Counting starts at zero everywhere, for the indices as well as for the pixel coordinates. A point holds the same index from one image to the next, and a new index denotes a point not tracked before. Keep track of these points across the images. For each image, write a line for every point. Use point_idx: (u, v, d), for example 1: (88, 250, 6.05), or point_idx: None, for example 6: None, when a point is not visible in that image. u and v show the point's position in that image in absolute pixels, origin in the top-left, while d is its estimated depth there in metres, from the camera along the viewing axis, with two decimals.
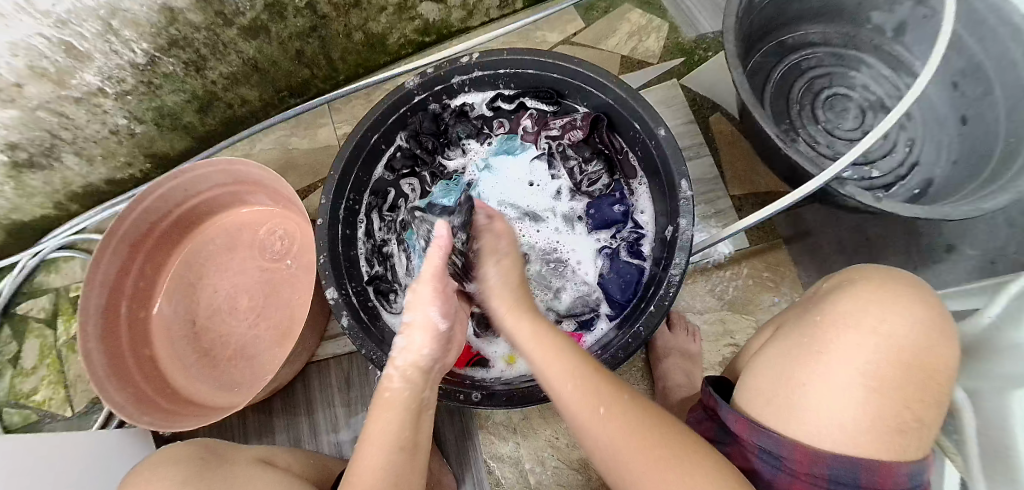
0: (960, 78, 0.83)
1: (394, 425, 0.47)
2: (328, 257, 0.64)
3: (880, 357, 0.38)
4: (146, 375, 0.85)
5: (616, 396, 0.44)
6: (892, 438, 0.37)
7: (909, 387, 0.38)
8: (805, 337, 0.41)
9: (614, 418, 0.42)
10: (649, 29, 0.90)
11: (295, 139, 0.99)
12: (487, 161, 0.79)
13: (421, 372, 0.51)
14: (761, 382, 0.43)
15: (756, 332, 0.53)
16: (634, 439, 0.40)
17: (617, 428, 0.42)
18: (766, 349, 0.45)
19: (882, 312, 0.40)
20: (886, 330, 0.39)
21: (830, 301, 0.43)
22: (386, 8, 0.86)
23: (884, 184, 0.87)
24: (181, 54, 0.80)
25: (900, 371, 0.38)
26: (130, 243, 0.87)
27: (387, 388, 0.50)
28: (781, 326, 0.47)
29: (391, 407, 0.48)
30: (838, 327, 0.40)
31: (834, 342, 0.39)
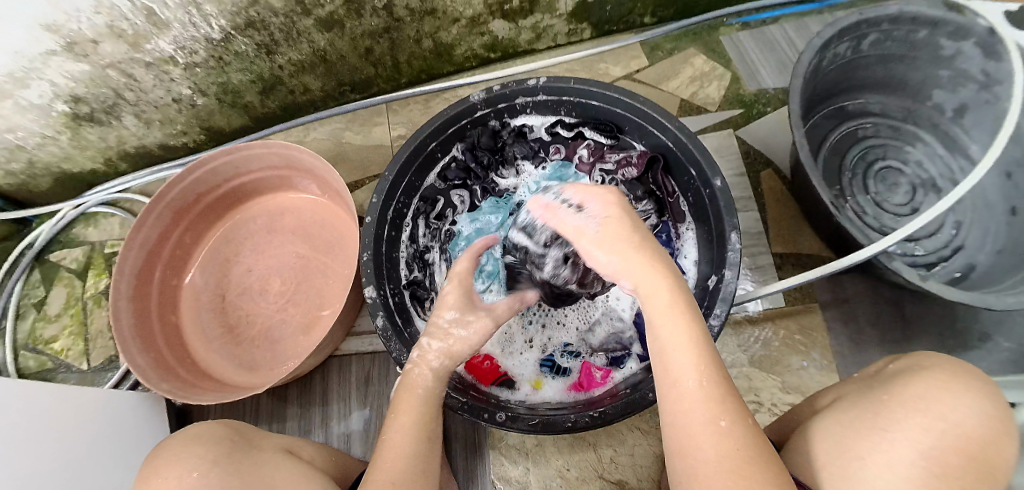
0: (1015, 169, 0.82)
1: (420, 407, 0.52)
2: (371, 256, 0.66)
3: (944, 445, 0.38)
4: (169, 340, 0.87)
5: (739, 417, 0.41)
6: None
7: (975, 480, 0.37)
8: (869, 412, 0.42)
9: (735, 439, 0.39)
10: (711, 76, 0.91)
11: (349, 134, 1.01)
12: (539, 184, 0.79)
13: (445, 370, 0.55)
14: (817, 452, 0.43)
15: (817, 394, 0.53)
16: (741, 460, 0.38)
17: (734, 448, 0.39)
18: (825, 418, 0.46)
19: (955, 401, 0.39)
20: (956, 418, 0.39)
21: (901, 382, 0.43)
22: (459, 21, 0.88)
23: (926, 263, 0.86)
24: (255, 36, 0.83)
25: (968, 463, 0.37)
26: (175, 210, 0.90)
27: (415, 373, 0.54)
28: (842, 399, 0.47)
29: (412, 391, 0.53)
30: (905, 409, 0.40)
31: (898, 422, 0.40)
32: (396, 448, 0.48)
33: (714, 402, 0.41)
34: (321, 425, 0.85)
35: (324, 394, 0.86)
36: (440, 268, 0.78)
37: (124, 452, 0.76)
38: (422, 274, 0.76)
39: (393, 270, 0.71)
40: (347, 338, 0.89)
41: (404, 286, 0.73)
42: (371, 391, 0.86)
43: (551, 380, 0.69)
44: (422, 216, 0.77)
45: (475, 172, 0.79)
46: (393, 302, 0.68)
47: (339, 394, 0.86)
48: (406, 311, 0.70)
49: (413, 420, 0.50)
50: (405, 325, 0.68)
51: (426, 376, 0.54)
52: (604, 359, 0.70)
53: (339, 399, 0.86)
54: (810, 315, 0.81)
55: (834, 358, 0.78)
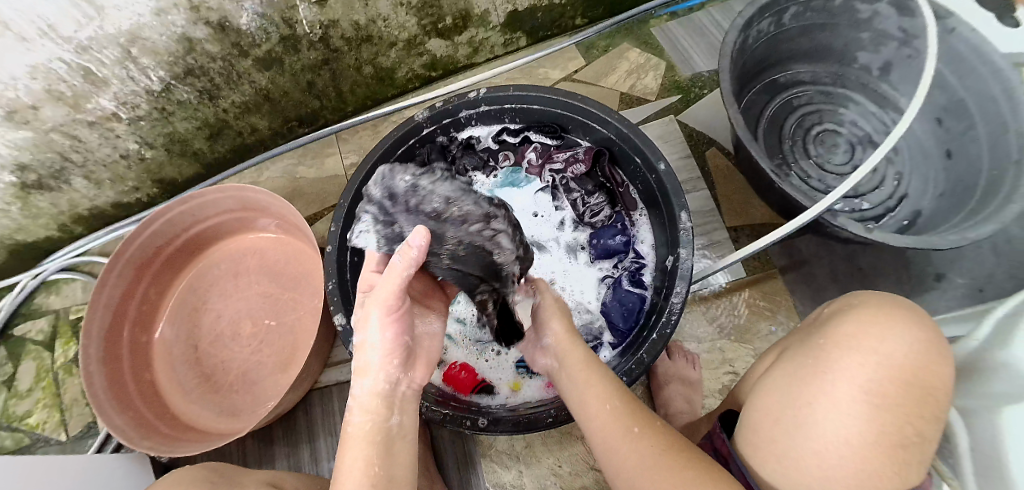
0: (944, 114, 0.87)
1: (374, 458, 0.43)
2: (336, 283, 0.67)
3: (882, 377, 0.40)
4: (145, 397, 0.85)
5: (650, 421, 0.47)
6: (894, 451, 0.39)
7: (911, 403, 0.39)
8: (809, 358, 0.44)
9: (647, 440, 0.45)
10: (647, 67, 0.94)
11: (302, 168, 1.00)
12: (493, 192, 0.81)
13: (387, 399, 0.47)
14: (770, 403, 0.45)
15: (759, 356, 0.56)
16: (662, 457, 0.43)
17: (645, 450, 0.44)
18: (773, 370, 0.47)
19: (883, 332, 0.42)
20: (887, 350, 0.41)
21: (836, 322, 0.45)
22: (395, 44, 0.90)
23: (874, 216, 0.90)
24: (196, 82, 0.83)
25: (903, 389, 0.40)
26: (136, 266, 0.88)
27: (350, 421, 0.46)
28: (784, 351, 0.49)
29: (359, 437, 0.45)
30: (842, 348, 0.42)
31: (837, 363, 0.41)
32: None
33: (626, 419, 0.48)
34: (311, 460, 0.84)
35: (310, 428, 0.85)
36: None
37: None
38: None
39: (360, 295, 0.71)
40: (326, 370, 0.88)
41: None
42: None
43: (529, 379, 0.70)
44: None
45: None
46: None
47: (325, 427, 0.85)
48: None
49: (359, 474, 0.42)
50: None
51: (370, 415, 0.46)
52: None
53: (326, 431, 0.85)
54: (771, 281, 0.83)
55: (801, 318, 0.80)
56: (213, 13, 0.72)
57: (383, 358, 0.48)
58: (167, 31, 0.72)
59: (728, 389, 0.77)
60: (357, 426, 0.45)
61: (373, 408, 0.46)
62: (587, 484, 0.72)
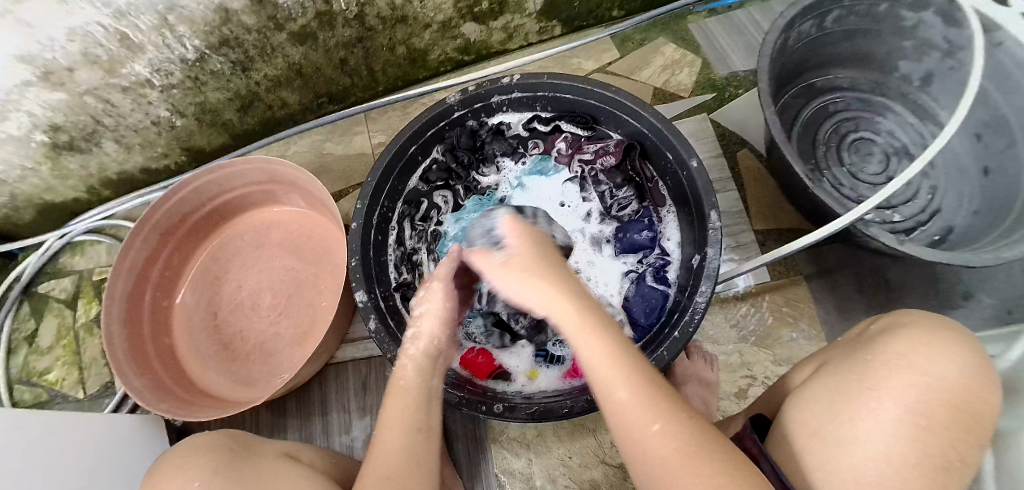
0: (985, 130, 0.85)
1: (411, 409, 0.50)
2: (359, 261, 0.67)
3: (930, 398, 0.40)
4: (162, 360, 0.87)
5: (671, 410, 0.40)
6: (939, 475, 0.38)
7: (957, 427, 0.39)
8: (854, 374, 0.43)
9: (672, 437, 0.39)
10: (682, 63, 0.93)
11: (329, 145, 1.01)
12: (520, 179, 0.81)
13: (429, 364, 0.54)
14: (808, 415, 0.44)
15: (796, 366, 0.55)
16: (689, 461, 0.37)
17: (672, 450, 0.38)
18: (813, 383, 0.47)
19: (935, 354, 0.41)
20: (937, 372, 0.40)
21: (883, 341, 0.45)
22: (430, 26, 0.89)
23: (906, 229, 0.87)
24: (230, 53, 0.83)
25: (950, 412, 0.39)
26: (161, 232, 0.90)
27: (399, 377, 0.52)
28: (826, 366, 0.48)
29: (404, 393, 0.51)
30: (889, 366, 0.42)
31: (885, 380, 0.41)
32: (394, 445, 0.48)
33: (649, 406, 0.40)
34: (322, 434, 0.85)
35: (323, 402, 0.86)
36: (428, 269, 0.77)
37: (125, 470, 0.76)
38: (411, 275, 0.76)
39: (382, 274, 0.71)
40: (342, 346, 0.89)
41: (394, 289, 0.73)
42: (369, 396, 0.86)
43: (546, 369, 0.70)
44: (407, 218, 0.77)
45: (457, 172, 0.79)
46: (385, 305, 0.69)
47: (338, 403, 0.86)
48: (398, 312, 0.71)
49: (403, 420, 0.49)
50: (399, 327, 0.69)
51: (410, 372, 0.53)
52: None
53: (338, 407, 0.86)
54: (795, 288, 0.82)
55: (823, 327, 0.79)
56: None
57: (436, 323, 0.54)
58: (205, 0, 0.72)
59: (744, 393, 0.77)
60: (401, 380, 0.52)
61: (416, 369, 0.53)
62: (595, 476, 0.72)
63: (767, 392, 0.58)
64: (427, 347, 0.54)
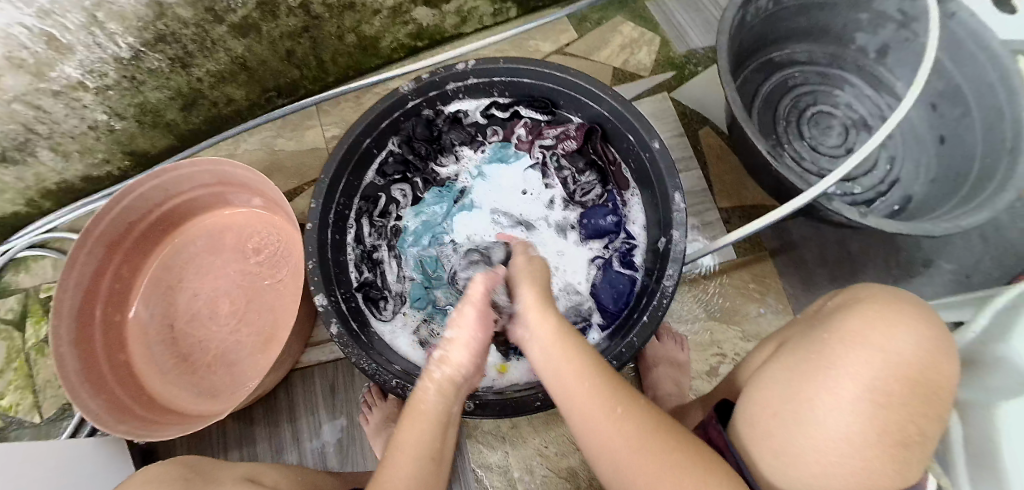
0: (939, 100, 0.87)
1: (430, 434, 0.45)
2: (317, 263, 0.63)
3: (888, 375, 0.39)
4: (119, 378, 0.82)
5: (632, 399, 0.42)
6: (895, 450, 0.39)
7: (914, 401, 0.39)
8: (811, 353, 0.42)
9: (632, 422, 0.40)
10: (641, 42, 0.92)
11: (281, 141, 0.96)
12: (481, 168, 0.78)
13: (453, 387, 0.48)
14: (768, 396, 0.43)
15: (756, 346, 0.55)
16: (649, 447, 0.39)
17: (632, 431, 0.40)
18: (772, 362, 0.46)
19: (891, 329, 0.41)
20: (894, 349, 0.40)
21: (841, 318, 0.44)
22: (380, 12, 0.85)
23: (865, 200, 0.89)
24: (168, 49, 0.78)
25: (908, 387, 0.39)
26: (108, 242, 0.84)
27: (421, 399, 0.47)
28: (784, 345, 0.48)
29: (421, 416, 0.46)
30: (847, 344, 0.41)
31: (843, 358, 0.40)
32: (404, 473, 0.43)
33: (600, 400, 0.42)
34: (293, 442, 0.82)
35: (291, 409, 0.83)
36: (389, 267, 0.75)
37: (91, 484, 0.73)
38: (372, 274, 0.73)
39: (342, 274, 0.68)
40: (306, 350, 0.86)
41: (354, 289, 0.70)
42: (338, 399, 0.83)
43: (515, 362, 0.67)
44: (365, 215, 0.74)
45: (414, 164, 0.76)
46: (347, 307, 0.66)
47: (306, 409, 0.83)
48: (360, 314, 0.68)
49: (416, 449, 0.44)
50: (362, 328, 0.66)
51: (431, 395, 0.47)
52: None
53: (307, 412, 0.83)
54: (761, 264, 0.82)
55: (789, 302, 0.80)
56: None
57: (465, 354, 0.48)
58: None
59: (715, 371, 0.77)
60: (422, 401, 0.47)
61: (439, 394, 0.47)
62: (573, 464, 0.71)
63: (729, 377, 0.59)
64: (454, 372, 0.48)
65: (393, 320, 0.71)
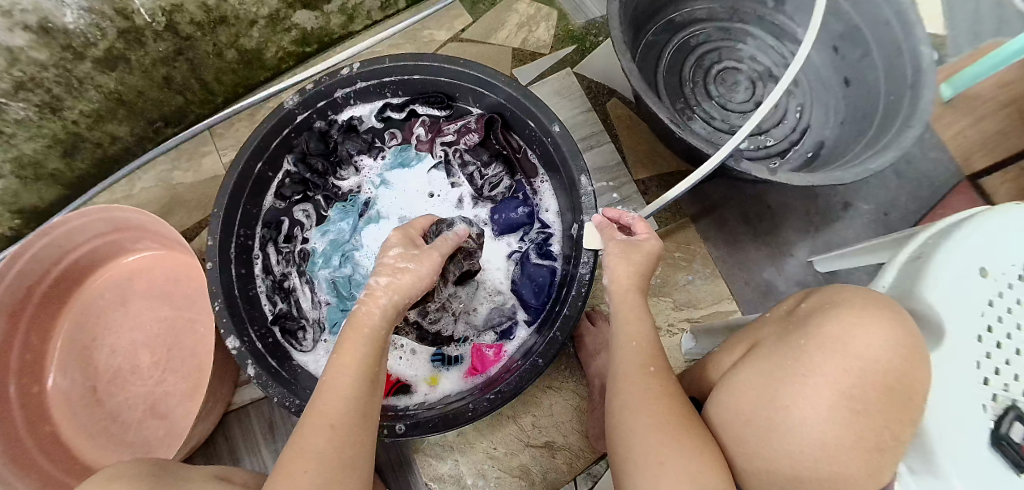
0: (841, 43, 0.87)
1: (367, 356, 0.45)
2: (224, 303, 0.59)
3: (864, 382, 0.40)
4: (48, 452, 0.76)
5: (659, 368, 0.47)
6: (871, 456, 0.40)
7: (892, 407, 0.39)
8: (787, 360, 0.43)
9: (658, 381, 0.46)
10: (538, 18, 0.88)
11: (178, 173, 0.90)
12: (383, 176, 0.74)
13: (395, 312, 0.47)
14: (742, 403, 0.44)
15: (727, 345, 0.54)
16: (665, 401, 0.44)
17: (653, 387, 0.45)
18: (744, 366, 0.46)
19: (868, 335, 0.40)
20: (871, 356, 0.40)
21: (817, 320, 0.43)
22: (257, 22, 0.80)
23: (780, 151, 0.89)
24: (31, 97, 0.71)
25: (885, 393, 0.40)
26: (8, 311, 0.76)
27: (365, 313, 0.46)
28: (756, 347, 0.47)
29: (360, 334, 0.45)
30: (824, 351, 0.41)
31: (818, 367, 0.41)
32: (342, 397, 0.42)
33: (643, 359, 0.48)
34: None
35: (233, 453, 0.79)
36: (303, 293, 0.71)
37: None
38: (287, 304, 0.69)
39: (253, 309, 0.65)
40: (239, 390, 0.81)
41: (270, 322, 0.67)
42: (280, 434, 0.80)
43: (446, 372, 0.65)
44: (270, 243, 0.70)
45: (313, 181, 0.72)
46: (263, 345, 0.63)
47: (249, 450, 0.80)
48: (278, 349, 0.65)
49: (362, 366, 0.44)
50: (282, 364, 0.63)
51: (372, 316, 0.46)
52: (493, 336, 0.67)
53: (250, 453, 0.79)
54: (685, 230, 0.82)
55: (716, 263, 0.80)
56: (29, 15, 0.62)
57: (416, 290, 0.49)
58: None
59: None
60: (362, 316, 0.46)
61: (385, 315, 0.46)
62: (525, 462, 0.70)
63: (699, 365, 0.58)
64: (400, 300, 0.47)
65: (315, 349, 0.68)
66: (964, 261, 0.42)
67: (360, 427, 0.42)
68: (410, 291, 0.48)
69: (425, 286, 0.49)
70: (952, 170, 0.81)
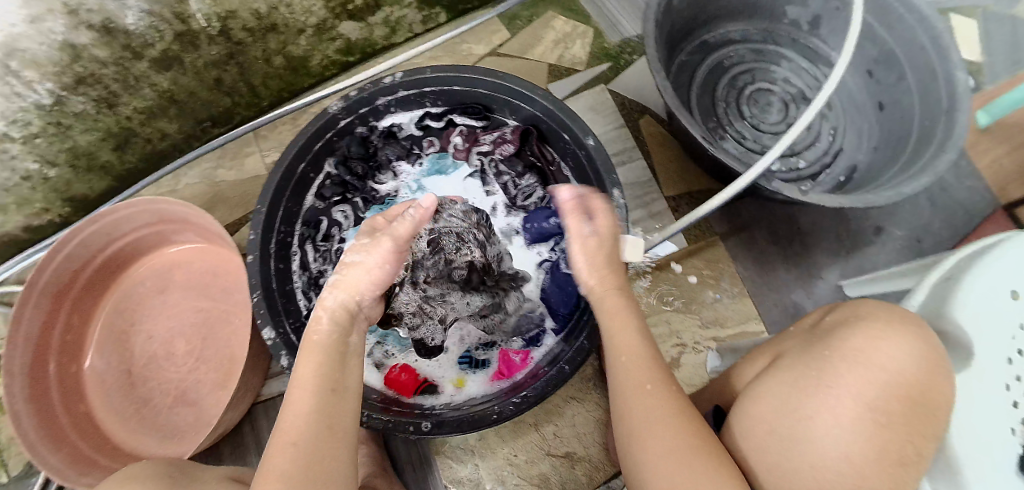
0: (875, 67, 0.87)
1: (320, 366, 0.45)
2: (262, 295, 0.62)
3: (887, 394, 0.41)
4: (81, 432, 0.79)
5: (659, 381, 0.46)
6: (895, 470, 0.39)
7: (911, 420, 0.41)
8: (811, 370, 0.44)
9: (659, 397, 0.45)
10: (574, 35, 0.91)
11: (222, 171, 0.93)
12: (420, 182, 0.77)
13: (345, 315, 0.49)
14: (763, 412, 0.44)
15: (748, 357, 0.55)
16: (672, 422, 0.43)
17: (653, 406, 0.45)
18: (765, 377, 0.47)
19: (892, 348, 0.42)
20: (895, 367, 0.41)
21: (840, 334, 0.45)
22: (304, 30, 0.84)
23: (811, 174, 0.89)
24: (90, 91, 0.75)
25: (907, 406, 0.41)
26: (54, 293, 0.80)
27: (314, 330, 0.47)
28: (779, 359, 0.48)
29: (313, 347, 0.46)
30: (848, 361, 0.42)
31: (843, 376, 0.42)
32: (305, 410, 0.42)
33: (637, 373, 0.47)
34: None
35: (258, 444, 0.82)
36: None
37: None
38: None
39: (289, 303, 0.67)
40: (267, 382, 0.84)
41: (305, 317, 0.69)
42: None
43: (472, 375, 0.67)
44: (309, 240, 0.73)
45: (353, 184, 0.75)
46: (296, 338, 0.64)
47: None
48: None
49: (318, 377, 0.44)
50: None
51: (321, 325, 0.47)
52: (520, 343, 0.68)
53: None
54: (714, 248, 0.82)
55: (744, 283, 0.81)
56: (94, 15, 0.66)
57: (369, 282, 0.50)
58: (45, 39, 0.65)
59: (677, 361, 0.76)
60: (318, 334, 0.47)
61: (332, 319, 0.48)
62: (544, 470, 0.70)
63: (720, 378, 0.59)
64: (348, 297, 0.49)
65: None
66: (997, 284, 0.46)
67: (333, 435, 0.42)
68: (358, 284, 0.50)
69: (377, 279, 0.51)
70: (988, 199, 0.81)
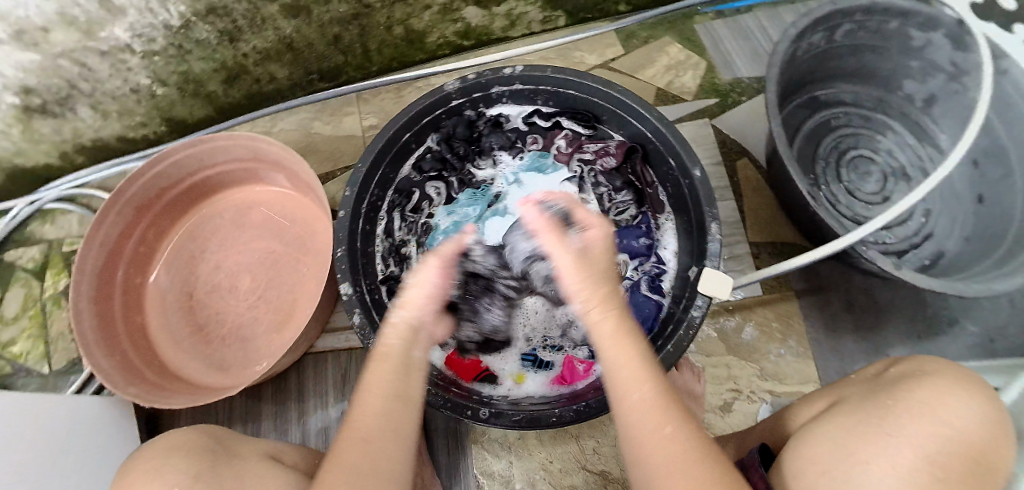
0: (982, 158, 0.85)
1: (394, 378, 0.46)
2: (345, 251, 0.63)
3: (948, 448, 0.39)
4: (135, 341, 0.83)
5: (677, 419, 0.41)
6: None
7: (971, 480, 0.38)
8: (872, 416, 0.43)
9: (678, 443, 0.39)
10: (686, 65, 0.91)
11: (318, 124, 0.97)
12: (517, 175, 0.81)
13: (412, 331, 0.49)
14: (816, 453, 0.43)
15: (807, 400, 0.54)
16: (699, 473, 0.37)
17: (674, 451, 0.39)
18: (821, 423, 0.46)
19: (956, 405, 0.41)
20: (958, 423, 0.40)
21: (905, 388, 0.44)
22: (431, 8, 0.86)
23: (898, 251, 0.87)
24: (217, 23, 0.79)
25: (968, 464, 0.39)
26: (136, 205, 0.85)
27: (383, 341, 0.49)
28: (840, 404, 0.47)
29: (386, 357, 0.47)
30: (908, 409, 0.42)
31: (903, 425, 0.41)
32: (376, 415, 0.44)
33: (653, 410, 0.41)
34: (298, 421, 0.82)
35: (299, 391, 0.84)
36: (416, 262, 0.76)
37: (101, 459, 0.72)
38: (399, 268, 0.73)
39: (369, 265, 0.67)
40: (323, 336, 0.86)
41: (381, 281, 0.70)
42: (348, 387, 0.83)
43: (533, 373, 0.68)
44: (398, 208, 0.75)
45: (452, 163, 0.78)
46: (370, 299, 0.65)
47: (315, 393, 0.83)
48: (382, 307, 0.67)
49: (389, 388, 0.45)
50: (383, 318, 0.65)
51: (394, 341, 0.48)
52: (586, 352, 0.69)
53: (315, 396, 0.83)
54: (787, 303, 0.81)
55: (810, 345, 0.79)
56: None
57: (423, 298, 0.51)
58: None
59: (729, 406, 0.76)
60: (387, 347, 0.48)
61: (400, 335, 0.49)
62: (576, 483, 0.71)
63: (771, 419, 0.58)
64: (411, 314, 0.50)
65: None
66: None
67: (395, 438, 0.44)
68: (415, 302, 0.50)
69: (433, 291, 0.51)
70: None
